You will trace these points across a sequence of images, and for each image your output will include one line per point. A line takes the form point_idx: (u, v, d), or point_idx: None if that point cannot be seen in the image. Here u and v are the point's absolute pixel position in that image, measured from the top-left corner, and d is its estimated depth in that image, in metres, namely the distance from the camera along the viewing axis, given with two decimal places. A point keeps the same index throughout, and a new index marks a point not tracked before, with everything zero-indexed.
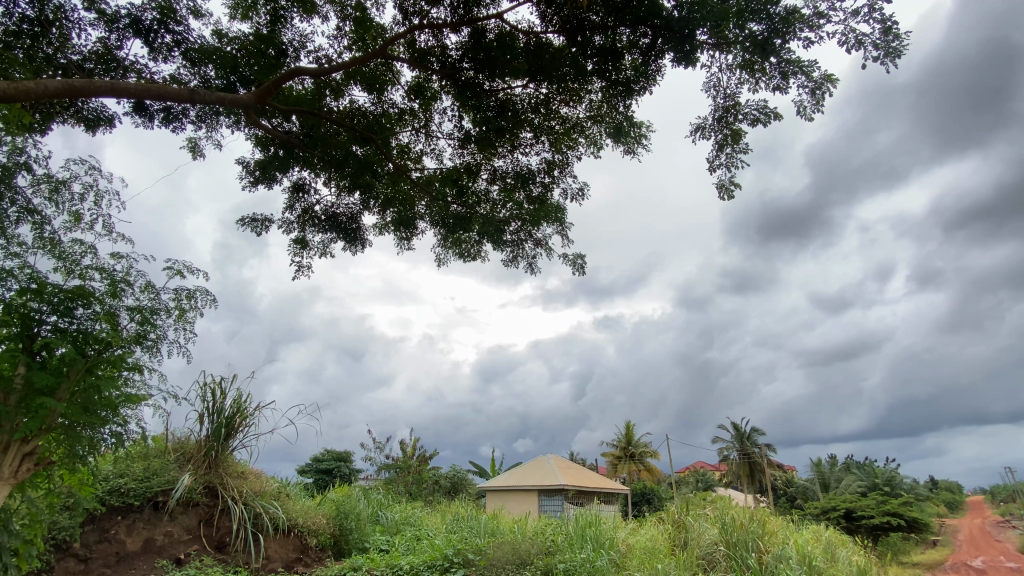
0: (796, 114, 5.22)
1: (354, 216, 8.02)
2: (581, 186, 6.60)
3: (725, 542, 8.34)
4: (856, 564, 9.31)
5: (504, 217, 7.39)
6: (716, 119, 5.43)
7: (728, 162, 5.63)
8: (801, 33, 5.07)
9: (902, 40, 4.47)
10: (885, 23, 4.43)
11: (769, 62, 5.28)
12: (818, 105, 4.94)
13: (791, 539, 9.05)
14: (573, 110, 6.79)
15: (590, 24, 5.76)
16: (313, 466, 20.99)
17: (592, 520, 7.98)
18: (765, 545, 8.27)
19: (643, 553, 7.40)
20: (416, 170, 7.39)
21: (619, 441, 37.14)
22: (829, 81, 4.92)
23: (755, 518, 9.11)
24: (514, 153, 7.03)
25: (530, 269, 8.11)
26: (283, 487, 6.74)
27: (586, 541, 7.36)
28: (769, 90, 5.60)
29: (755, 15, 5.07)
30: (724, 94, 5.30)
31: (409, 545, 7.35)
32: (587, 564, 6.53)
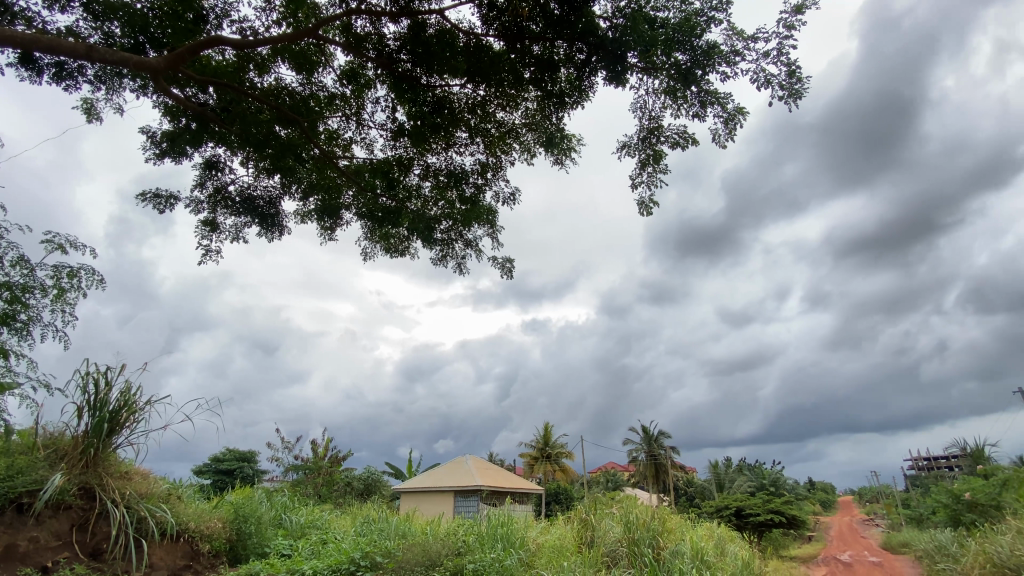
0: (711, 140, 5.64)
1: (273, 201, 7.59)
2: (513, 191, 6.70)
3: (627, 539, 8.81)
4: (741, 558, 10.19)
5: (435, 215, 7.32)
6: (641, 139, 5.75)
7: (649, 181, 5.98)
8: (719, 67, 5.50)
9: (803, 83, 5.00)
10: (790, 67, 4.93)
11: (690, 91, 5.68)
12: (730, 134, 5.39)
13: (687, 535, 9.73)
14: (509, 115, 6.89)
15: (530, 33, 5.86)
16: (212, 467, 19.44)
17: (505, 520, 8.09)
18: (663, 542, 8.83)
19: (551, 552, 7.64)
20: (345, 158, 7.13)
21: (537, 443, 37.91)
22: (741, 114, 5.37)
23: (656, 517, 9.68)
24: (448, 152, 7.01)
25: (458, 270, 8.11)
26: (173, 488, 6.20)
27: (497, 541, 7.46)
28: (688, 116, 6.02)
29: (681, 45, 5.43)
30: (649, 116, 5.63)
31: (314, 549, 7.05)
32: (496, 564, 6.64)
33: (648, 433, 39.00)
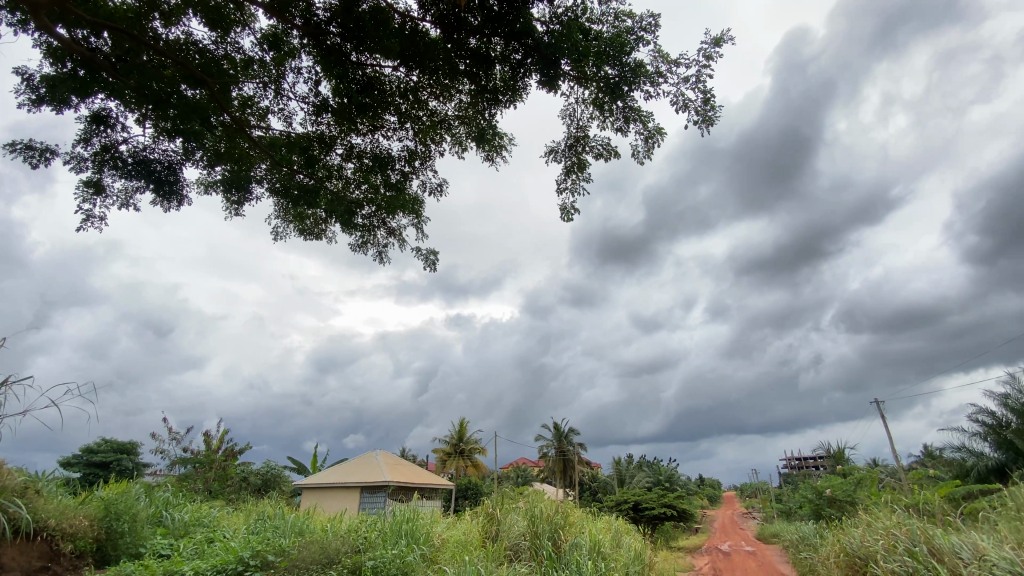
0: (632, 156, 5.90)
1: (173, 167, 6.88)
2: (440, 182, 6.57)
3: (531, 533, 9.01)
4: (634, 549, 10.83)
5: (356, 198, 7.04)
6: (567, 146, 5.90)
7: (572, 187, 6.15)
8: (643, 86, 5.77)
9: (715, 111, 5.39)
10: (706, 95, 5.29)
11: (616, 105, 5.92)
12: (649, 151, 5.68)
13: (586, 528, 10.17)
14: (441, 105, 6.77)
15: (467, 25, 5.77)
16: (82, 459, 17.25)
17: (410, 515, 7.96)
18: (564, 535, 9.16)
19: (455, 547, 7.63)
20: (258, 128, 6.64)
21: (450, 438, 37.74)
22: (660, 133, 5.68)
23: (560, 511, 10.01)
24: (374, 134, 6.76)
25: (379, 259, 7.88)
26: (32, 480, 5.40)
27: (400, 536, 7.31)
28: (612, 129, 6.27)
29: (611, 60, 5.61)
30: (576, 124, 5.79)
31: (198, 549, 6.49)
32: (398, 560, 6.52)
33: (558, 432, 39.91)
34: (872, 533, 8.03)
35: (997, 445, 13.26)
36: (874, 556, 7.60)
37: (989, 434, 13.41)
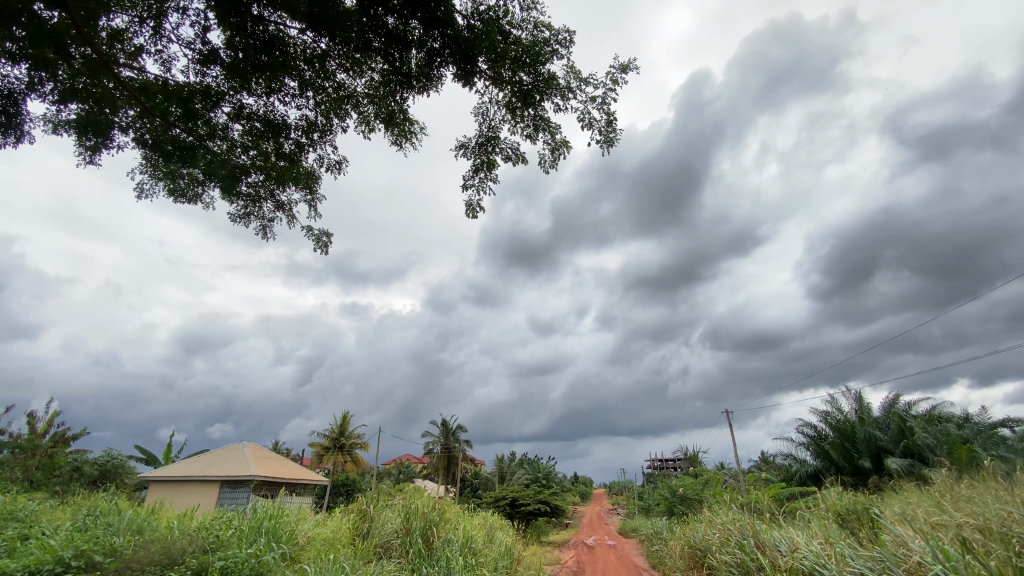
0: (538, 163, 6.06)
1: (12, 96, 5.74)
2: (340, 160, 6.22)
3: (403, 530, 8.85)
4: (506, 545, 11.11)
5: (242, 164, 6.45)
6: (477, 145, 5.91)
7: (479, 186, 6.16)
8: (554, 98, 5.97)
9: (616, 133, 5.73)
10: (609, 117, 5.61)
11: (528, 111, 6.07)
12: (554, 162, 5.88)
13: (461, 525, 10.25)
14: (350, 80, 6.42)
15: (385, 3, 5.47)
16: None
17: (273, 512, 7.39)
18: (438, 532, 9.15)
19: (321, 546, 7.26)
20: (129, 68, 5.79)
21: (330, 432, 35.84)
22: (566, 146, 5.90)
23: (436, 508, 9.95)
24: (270, 97, 6.25)
25: (263, 233, 7.27)
26: None
27: (259, 535, 6.77)
28: (522, 134, 6.40)
29: (526, 67, 5.71)
30: (488, 125, 5.83)
31: (3, 548, 5.46)
32: (252, 560, 6.01)
33: (446, 428, 39.77)
34: (713, 528, 9.06)
35: (815, 454, 15.67)
36: (712, 548, 8.56)
37: (811, 444, 15.80)
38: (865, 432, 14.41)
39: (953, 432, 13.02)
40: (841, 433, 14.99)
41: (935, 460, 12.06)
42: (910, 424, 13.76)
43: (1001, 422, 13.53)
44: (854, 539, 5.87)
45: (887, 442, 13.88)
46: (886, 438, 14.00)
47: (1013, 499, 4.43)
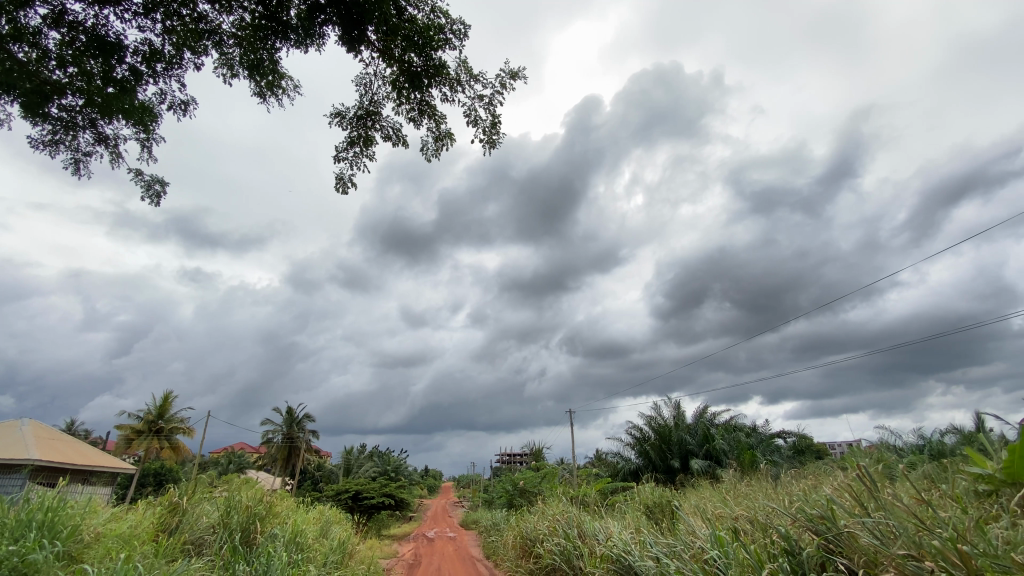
0: (419, 149, 5.91)
1: None
2: (187, 101, 5.41)
3: (221, 525, 7.96)
4: (339, 540, 10.64)
5: (55, 80, 5.28)
6: (356, 117, 5.58)
7: (352, 161, 5.81)
8: (442, 87, 5.89)
9: (499, 136, 5.82)
10: (494, 119, 5.67)
11: (414, 94, 5.90)
12: (435, 151, 5.78)
13: (290, 519, 9.55)
14: (213, 13, 5.63)
15: None
16: None
17: (52, 502, 6.09)
18: (260, 527, 8.43)
19: (114, 543, 6.22)
20: None
21: (146, 414, 30.92)
22: (449, 137, 5.83)
23: (262, 501, 9.12)
24: (103, 9, 5.20)
25: (74, 169, 6.01)
26: None
27: (29, 529, 5.54)
28: (405, 115, 6.18)
29: (417, 48, 5.55)
30: (370, 99, 5.54)
31: None
32: (14, 559, 4.89)
33: (291, 416, 36.86)
34: (544, 519, 9.69)
35: (639, 453, 17.60)
36: (541, 538, 9.14)
37: (636, 444, 17.68)
38: (678, 436, 16.66)
39: (742, 439, 15.70)
40: (660, 436, 17.08)
41: (727, 462, 14.40)
42: (713, 431, 16.27)
43: (776, 432, 16.66)
44: (656, 529, 6.71)
45: (694, 445, 16.22)
46: (693, 442, 16.36)
47: (775, 496, 5.43)
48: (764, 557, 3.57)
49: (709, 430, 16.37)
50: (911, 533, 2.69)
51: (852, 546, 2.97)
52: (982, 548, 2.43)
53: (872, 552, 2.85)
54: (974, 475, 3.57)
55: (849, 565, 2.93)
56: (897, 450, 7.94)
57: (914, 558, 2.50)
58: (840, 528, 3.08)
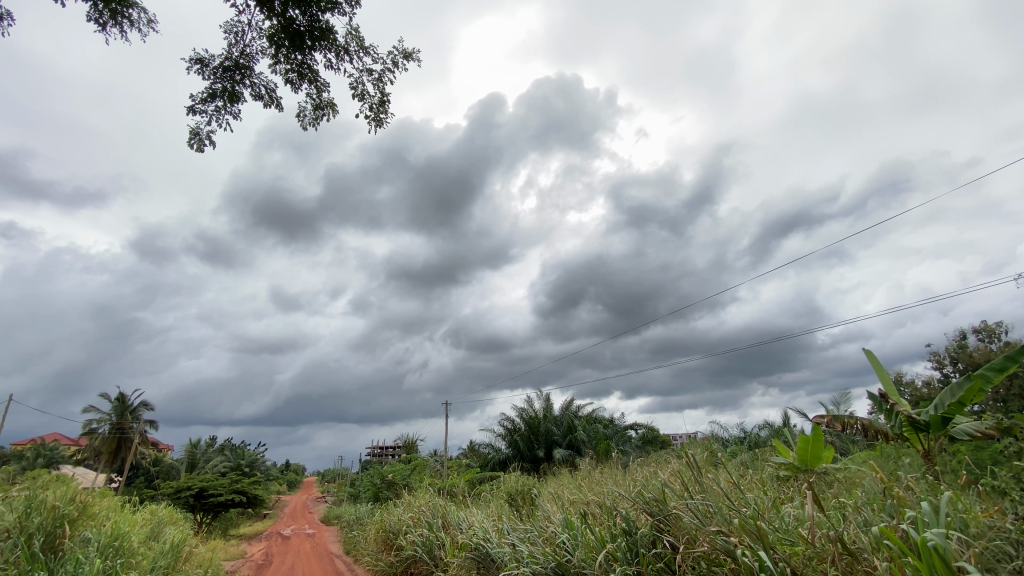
0: (295, 116, 5.44)
1: None
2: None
3: (15, 529, 6.53)
4: (173, 542, 9.42)
5: None
6: (222, 68, 4.97)
7: (214, 117, 5.16)
8: (327, 53, 5.49)
9: (386, 115, 5.57)
10: (382, 97, 5.42)
11: (294, 54, 5.41)
12: (315, 120, 5.37)
13: (110, 521, 8.21)
14: None
15: None
16: None
17: None
18: (70, 531, 7.12)
19: None
20: None
21: None
22: (331, 107, 5.45)
23: (75, 501, 7.71)
24: None
25: None
26: None
27: None
28: (282, 76, 5.65)
29: (301, 6, 5.10)
30: (241, 51, 4.97)
31: None
32: None
33: (123, 403, 31.83)
34: (410, 509, 9.57)
35: (508, 444, 18.19)
36: (403, 529, 9.03)
37: (506, 435, 18.23)
38: (546, 426, 17.56)
39: (601, 430, 17.05)
40: (530, 427, 17.85)
41: (585, 452, 15.52)
42: (576, 423, 17.44)
43: (630, 424, 18.35)
44: (516, 516, 6.99)
45: (559, 436, 17.22)
46: (559, 433, 17.35)
47: (622, 482, 5.98)
48: (606, 538, 3.86)
49: (573, 421, 17.52)
50: (724, 512, 3.10)
51: (678, 525, 3.34)
52: (776, 524, 2.88)
53: (693, 530, 3.22)
54: (778, 463, 4.29)
55: (674, 542, 3.29)
56: (723, 441, 9.20)
57: (723, 534, 2.87)
58: (670, 510, 3.44)
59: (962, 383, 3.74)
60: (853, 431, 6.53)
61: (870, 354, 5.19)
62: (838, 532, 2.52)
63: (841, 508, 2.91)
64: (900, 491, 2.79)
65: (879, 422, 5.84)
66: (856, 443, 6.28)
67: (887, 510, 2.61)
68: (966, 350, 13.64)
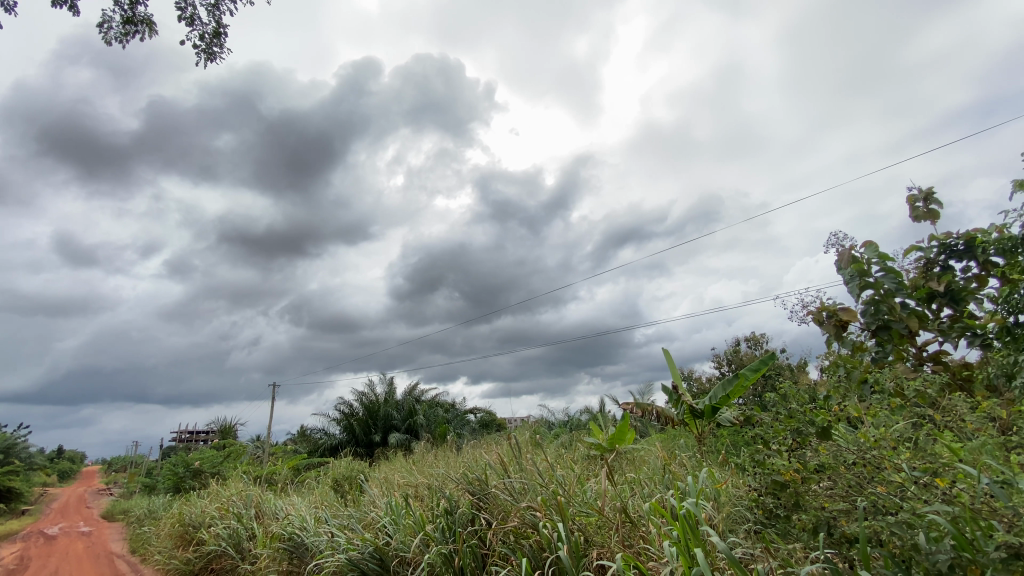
0: (97, 25, 4.41)
1: None
2: None
3: None
4: None
5: None
6: None
7: None
8: None
9: (220, 48, 4.81)
10: (217, 28, 4.67)
11: None
12: (125, 36, 4.42)
13: None
14: None
15: None
16: None
17: None
18: None
19: None
20: None
21: None
22: (149, 24, 4.54)
23: None
24: None
25: None
26: None
27: None
28: None
29: None
30: None
31: None
32: None
33: None
34: (217, 499, 8.57)
35: (343, 428, 17.37)
36: (206, 522, 8.05)
37: (342, 419, 17.36)
38: (385, 411, 17.15)
39: (441, 415, 17.22)
40: (368, 411, 17.28)
41: (422, 436, 15.55)
42: (417, 407, 17.38)
43: (469, 409, 18.86)
44: (339, 502, 6.72)
45: (398, 420, 16.98)
46: (398, 417, 17.09)
47: (451, 464, 6.12)
48: (427, 519, 3.90)
49: (413, 406, 17.41)
50: (536, 489, 3.36)
51: (494, 502, 3.53)
52: (579, 497, 3.21)
53: (507, 506, 3.43)
54: (589, 444, 4.76)
55: (489, 519, 3.47)
56: (549, 425, 9.99)
57: (532, 509, 3.13)
58: (489, 489, 3.62)
59: (731, 379, 4.58)
60: (651, 417, 7.61)
61: (668, 353, 6.07)
62: (625, 503, 2.90)
63: (631, 481, 3.35)
64: (675, 467, 3.33)
65: (670, 409, 6.88)
66: (652, 427, 7.32)
67: (664, 482, 3.08)
68: (739, 353, 16.81)
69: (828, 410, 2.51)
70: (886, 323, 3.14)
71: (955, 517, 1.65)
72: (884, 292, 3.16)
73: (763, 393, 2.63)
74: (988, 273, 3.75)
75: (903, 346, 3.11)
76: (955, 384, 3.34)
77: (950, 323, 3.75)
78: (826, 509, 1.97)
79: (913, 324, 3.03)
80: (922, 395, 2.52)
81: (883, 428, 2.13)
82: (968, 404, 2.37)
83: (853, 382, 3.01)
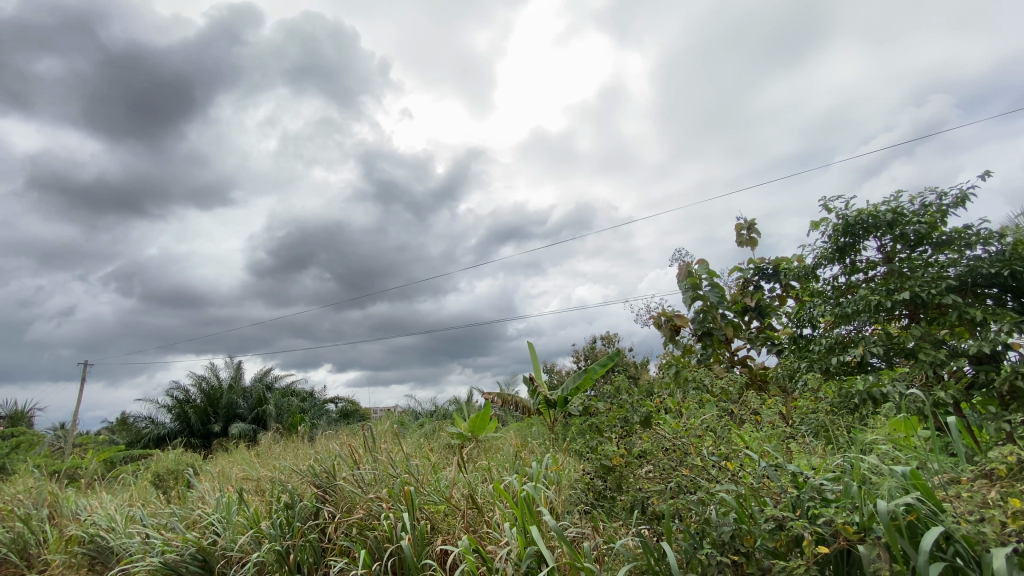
0: None
1: None
2: None
3: None
4: None
5: None
6: None
7: None
8: None
9: None
10: None
11: None
12: None
13: None
14: None
15: None
16: None
17: None
18: None
19: None
20: None
21: None
22: None
23: None
24: None
25: None
26: None
27: None
28: None
29: None
30: None
31: None
32: None
33: None
34: None
35: (174, 417, 15.35)
36: None
37: (174, 407, 15.34)
38: (228, 399, 15.53)
39: (296, 404, 15.99)
40: (207, 399, 15.51)
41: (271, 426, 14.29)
42: (268, 394, 16.02)
43: (329, 398, 17.83)
44: (160, 499, 5.93)
45: (244, 409, 15.50)
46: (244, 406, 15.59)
47: (299, 455, 5.73)
48: (263, 516, 3.59)
49: (264, 394, 16.03)
50: (386, 478, 3.30)
51: (341, 494, 3.38)
52: (431, 486, 3.22)
53: (353, 498, 3.31)
54: (450, 433, 4.78)
55: (333, 511, 3.31)
56: (411, 415, 9.84)
57: (379, 500, 3.06)
58: (337, 480, 3.45)
59: (581, 373, 4.94)
60: (510, 407, 7.89)
61: (531, 347, 6.34)
62: (473, 490, 2.98)
63: (484, 468, 3.45)
64: (525, 454, 3.50)
65: (528, 401, 7.21)
66: (510, 417, 7.60)
67: (513, 468, 3.23)
68: (594, 351, 18.25)
69: (654, 403, 2.84)
70: (709, 330, 3.65)
71: (739, 494, 1.96)
72: (709, 303, 3.66)
73: (603, 386, 2.89)
74: (787, 293, 4.53)
75: (720, 350, 3.62)
76: (756, 384, 3.99)
77: (757, 333, 4.48)
78: (643, 490, 2.23)
79: (729, 331, 3.56)
80: (728, 392, 2.96)
81: (694, 419, 2.45)
82: (760, 401, 2.84)
83: (680, 379, 3.42)
